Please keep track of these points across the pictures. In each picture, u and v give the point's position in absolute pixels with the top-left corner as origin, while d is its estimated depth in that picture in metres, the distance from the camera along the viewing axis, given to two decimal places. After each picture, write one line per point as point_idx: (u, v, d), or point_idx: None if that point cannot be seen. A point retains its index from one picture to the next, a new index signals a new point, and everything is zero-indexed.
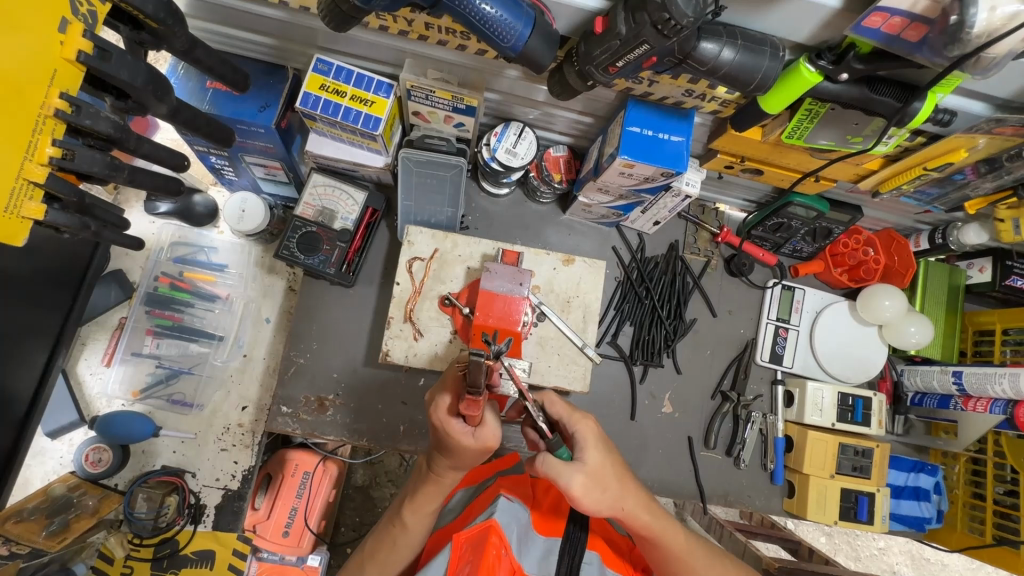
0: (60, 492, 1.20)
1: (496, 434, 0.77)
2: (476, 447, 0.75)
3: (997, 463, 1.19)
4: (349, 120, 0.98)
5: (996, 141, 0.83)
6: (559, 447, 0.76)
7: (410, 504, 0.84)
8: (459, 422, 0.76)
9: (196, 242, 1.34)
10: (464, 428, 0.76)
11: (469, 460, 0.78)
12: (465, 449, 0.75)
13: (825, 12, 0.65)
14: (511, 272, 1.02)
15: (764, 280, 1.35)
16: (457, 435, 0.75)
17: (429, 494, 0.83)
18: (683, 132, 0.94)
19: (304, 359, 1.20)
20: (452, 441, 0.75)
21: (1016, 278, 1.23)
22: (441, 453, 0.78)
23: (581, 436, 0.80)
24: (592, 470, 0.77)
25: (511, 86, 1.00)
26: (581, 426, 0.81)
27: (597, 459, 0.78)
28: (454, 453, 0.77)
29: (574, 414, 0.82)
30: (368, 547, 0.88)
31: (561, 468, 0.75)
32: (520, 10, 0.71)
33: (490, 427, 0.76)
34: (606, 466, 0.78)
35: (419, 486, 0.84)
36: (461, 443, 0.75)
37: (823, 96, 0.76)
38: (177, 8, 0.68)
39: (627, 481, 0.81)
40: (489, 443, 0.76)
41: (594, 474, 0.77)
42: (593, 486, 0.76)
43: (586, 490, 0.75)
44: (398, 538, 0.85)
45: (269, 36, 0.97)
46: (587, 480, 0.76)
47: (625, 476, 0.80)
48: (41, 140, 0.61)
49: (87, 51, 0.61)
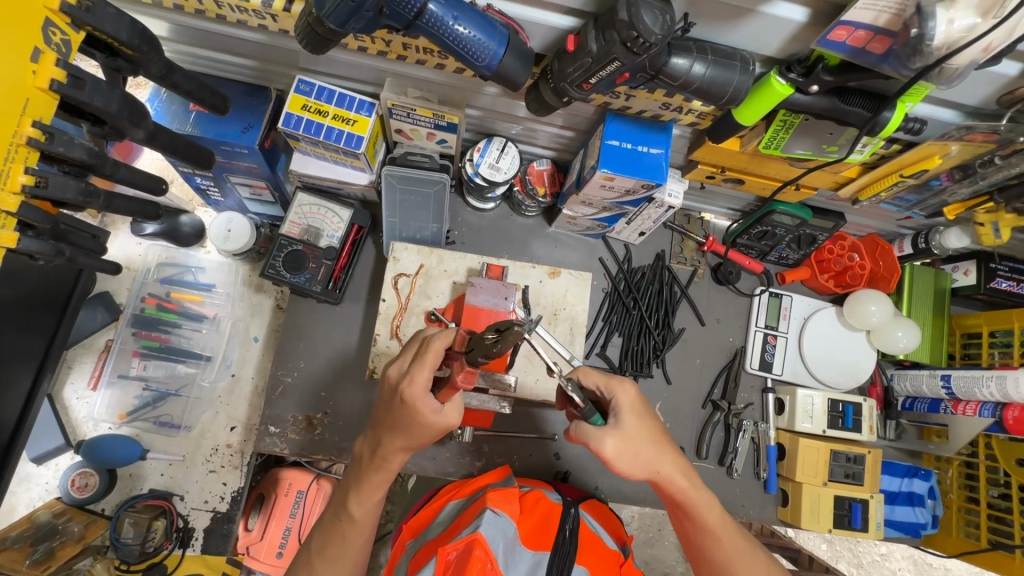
0: (44, 520, 1.18)
1: (458, 416, 0.78)
2: (439, 424, 0.75)
3: (990, 466, 1.19)
4: (331, 139, 0.98)
5: (969, 148, 0.84)
6: (592, 415, 0.77)
7: (356, 496, 0.82)
8: (430, 397, 0.75)
9: (183, 262, 1.34)
10: (433, 404, 0.75)
11: (422, 439, 0.77)
12: (429, 425, 0.75)
13: (793, 25, 0.67)
14: (495, 287, 1.01)
15: (752, 288, 1.35)
16: (425, 411, 0.74)
17: (375, 483, 0.81)
18: (662, 145, 0.94)
19: (291, 378, 1.19)
20: (417, 415, 0.74)
21: (1001, 281, 1.23)
22: (397, 431, 0.77)
23: (617, 403, 0.79)
24: (628, 435, 0.77)
25: (492, 103, 1.01)
26: (617, 393, 0.79)
27: (632, 424, 0.78)
28: (413, 430, 0.75)
29: (611, 380, 0.80)
30: (318, 535, 0.85)
31: (594, 433, 0.76)
32: (493, 29, 0.72)
33: (456, 404, 0.77)
34: (640, 430, 0.78)
35: (363, 477, 0.82)
36: (427, 419, 0.75)
37: (796, 107, 0.77)
38: (153, 35, 0.69)
39: (664, 444, 0.81)
40: (452, 422, 0.77)
41: (629, 439, 0.77)
42: (626, 450, 0.77)
43: (620, 454, 0.77)
44: (347, 531, 0.83)
45: (251, 59, 0.98)
46: (622, 444, 0.76)
47: (662, 441, 0.80)
48: (13, 169, 0.61)
49: (60, 79, 0.62)
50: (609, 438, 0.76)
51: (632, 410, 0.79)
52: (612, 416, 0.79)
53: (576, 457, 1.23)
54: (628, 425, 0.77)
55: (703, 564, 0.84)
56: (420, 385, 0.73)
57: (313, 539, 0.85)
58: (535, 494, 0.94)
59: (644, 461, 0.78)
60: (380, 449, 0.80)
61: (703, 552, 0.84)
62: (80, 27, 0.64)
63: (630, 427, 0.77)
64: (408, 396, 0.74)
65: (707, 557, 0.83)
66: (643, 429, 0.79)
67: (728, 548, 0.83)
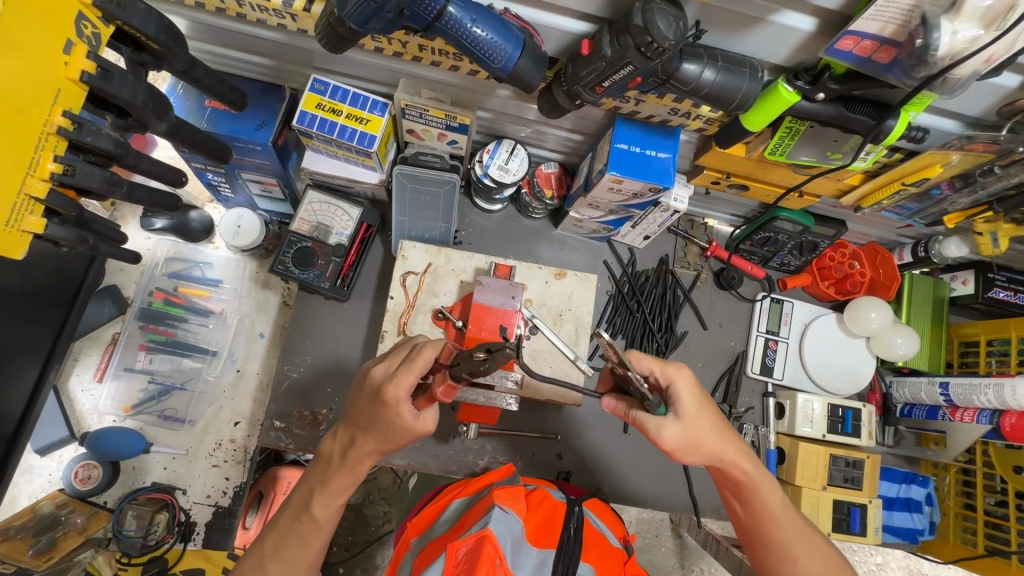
0: (48, 510, 1.18)
1: (433, 425, 0.78)
2: (416, 431, 0.75)
3: (987, 473, 1.20)
4: (344, 137, 1.00)
5: (970, 157, 0.86)
6: (657, 406, 0.71)
7: (320, 496, 0.79)
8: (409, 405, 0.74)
9: (192, 258, 1.36)
10: (411, 412, 0.75)
11: (394, 441, 0.77)
12: (403, 430, 0.75)
13: (800, 35, 0.69)
14: (503, 286, 1.02)
15: (754, 294, 1.37)
16: (404, 415, 0.74)
17: (342, 483, 0.80)
18: (670, 149, 0.96)
19: (297, 373, 1.21)
20: (395, 417, 0.74)
21: (998, 290, 1.25)
22: (371, 433, 0.77)
23: (676, 389, 0.75)
24: (689, 423, 0.75)
25: (503, 105, 1.03)
26: (675, 378, 0.76)
27: (693, 412, 0.75)
28: (390, 431, 0.75)
29: (668, 366, 0.76)
30: (279, 525, 0.81)
31: (651, 423, 0.74)
32: (509, 33, 0.74)
33: (432, 412, 0.78)
34: (702, 417, 0.76)
35: (332, 475, 0.80)
36: (403, 425, 0.74)
37: (802, 115, 0.79)
38: (178, 31, 0.71)
39: (727, 432, 0.79)
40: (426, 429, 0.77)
41: (688, 428, 0.75)
42: (688, 440, 0.75)
43: (679, 444, 0.76)
44: (307, 533, 0.79)
45: (267, 57, 1.00)
46: (681, 436, 0.75)
47: (722, 427, 0.78)
48: (42, 157, 0.64)
49: (90, 71, 0.64)
50: (670, 428, 0.74)
51: (693, 397, 0.76)
52: (672, 404, 0.75)
53: (578, 458, 1.24)
54: (689, 410, 0.75)
55: (762, 549, 0.83)
56: (401, 393, 0.73)
57: (273, 525, 0.82)
58: (540, 493, 0.95)
59: (710, 444, 0.77)
60: (354, 441, 0.79)
61: (761, 537, 0.83)
62: (110, 21, 0.66)
63: (690, 413, 0.75)
64: (388, 401, 0.73)
65: (765, 543, 0.82)
66: (704, 417, 0.76)
67: (787, 532, 0.81)
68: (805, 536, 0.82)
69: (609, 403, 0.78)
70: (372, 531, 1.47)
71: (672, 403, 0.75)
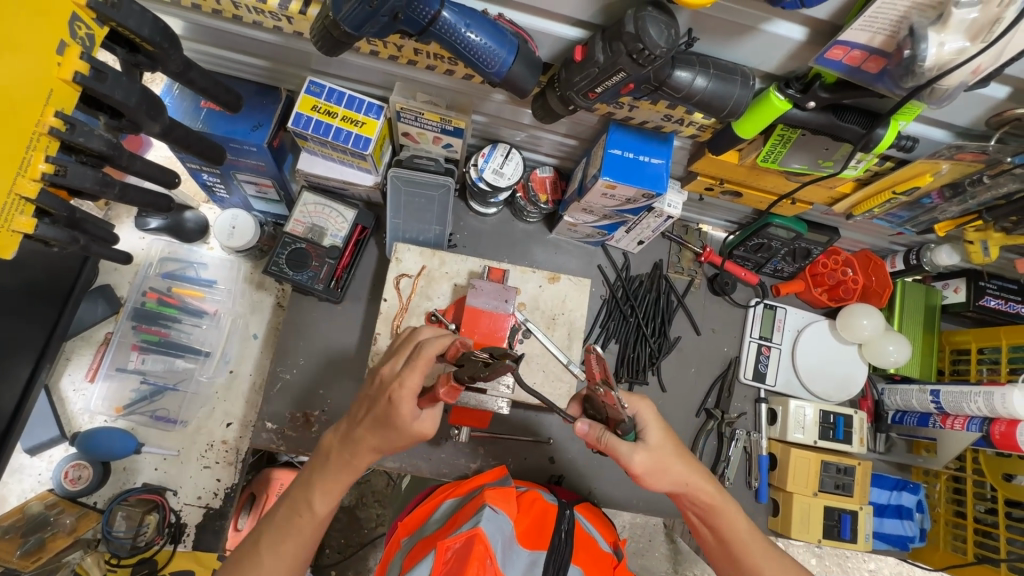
0: (36, 511, 1.18)
1: (433, 425, 0.80)
2: (414, 431, 0.77)
3: (977, 481, 1.21)
4: (339, 140, 1.00)
5: (959, 167, 0.87)
6: (628, 431, 0.79)
7: (320, 487, 0.80)
8: (411, 405, 0.76)
9: (186, 258, 1.35)
10: (413, 412, 0.76)
11: (393, 443, 0.78)
12: (401, 427, 0.76)
13: (791, 44, 0.70)
14: (497, 289, 1.02)
15: (747, 299, 1.38)
16: (404, 414, 0.75)
17: (341, 478, 0.80)
18: (663, 156, 0.97)
19: (290, 375, 1.20)
20: (396, 416, 0.75)
21: (989, 299, 1.26)
22: (374, 430, 0.78)
23: (640, 418, 0.82)
24: (655, 451, 0.81)
25: (498, 110, 1.04)
26: (639, 408, 0.83)
27: (659, 438, 0.82)
28: (391, 432, 0.77)
29: (631, 396, 0.83)
30: (277, 520, 0.80)
31: (624, 448, 0.79)
32: (503, 38, 0.74)
33: (428, 418, 0.79)
34: (669, 445, 0.83)
35: (336, 468, 0.80)
36: (401, 420, 0.76)
37: (793, 122, 0.79)
38: (173, 32, 0.71)
39: (690, 458, 0.85)
40: (424, 432, 0.78)
41: (655, 453, 0.81)
42: (656, 465, 0.81)
43: (649, 469, 0.81)
44: (305, 526, 0.79)
45: (263, 59, 1.00)
46: (650, 460, 0.81)
47: (685, 453, 0.84)
48: (34, 157, 0.64)
49: (83, 72, 0.64)
50: (640, 452, 0.80)
51: (658, 425, 0.83)
52: (638, 430, 0.82)
53: (571, 462, 1.24)
54: (654, 436, 0.82)
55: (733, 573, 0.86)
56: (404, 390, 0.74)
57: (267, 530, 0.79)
58: (532, 494, 0.96)
59: (674, 472, 0.83)
60: (354, 434, 0.79)
61: (734, 563, 0.86)
62: (104, 22, 0.66)
63: (657, 443, 0.81)
64: (396, 414, 0.75)
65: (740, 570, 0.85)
66: (668, 444, 0.83)
67: (756, 555, 0.84)
68: (775, 559, 0.85)
69: (581, 428, 0.82)
70: (365, 534, 1.47)
71: (639, 431, 0.82)
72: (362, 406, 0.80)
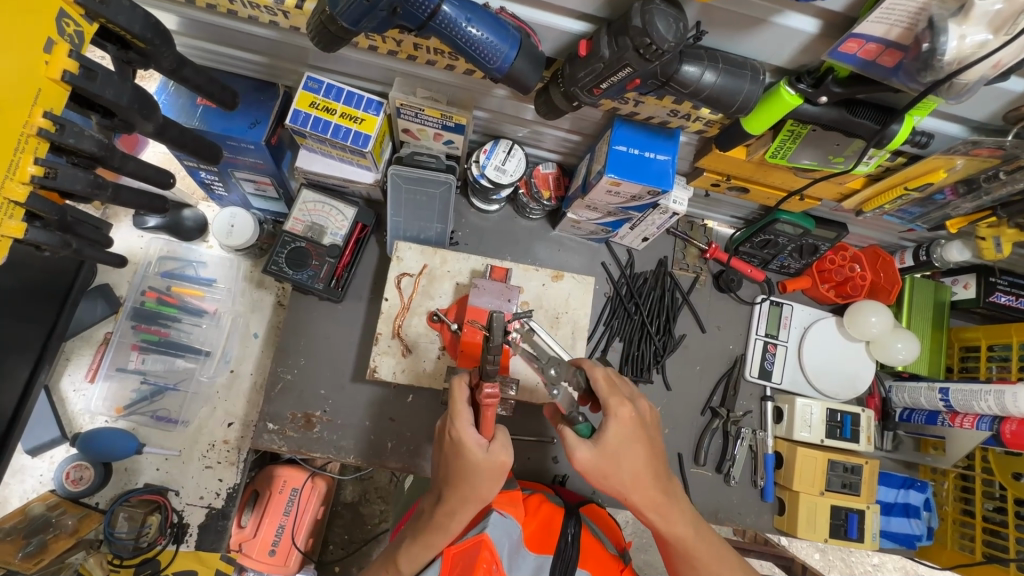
0: (38, 512, 1.17)
1: (511, 452, 0.77)
2: (489, 462, 0.75)
3: (986, 479, 1.19)
4: (338, 137, 0.98)
5: (974, 162, 0.85)
6: (577, 423, 0.81)
7: (405, 553, 0.82)
8: (474, 434, 0.76)
9: (185, 256, 1.32)
10: (479, 442, 0.76)
11: (482, 487, 0.77)
12: (476, 464, 0.75)
13: (804, 37, 0.68)
14: (499, 288, 1.00)
15: (753, 296, 1.36)
16: (472, 447, 0.75)
17: (429, 541, 0.80)
18: (668, 151, 0.95)
19: (291, 375, 1.19)
20: (465, 455, 0.75)
21: (1000, 295, 1.24)
22: (458, 482, 0.76)
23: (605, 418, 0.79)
24: (604, 452, 0.77)
25: (500, 105, 1.02)
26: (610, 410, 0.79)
27: (614, 440, 0.78)
28: (470, 472, 0.75)
29: (610, 396, 0.80)
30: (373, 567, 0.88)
31: (573, 441, 0.77)
32: (505, 32, 0.72)
33: (502, 442, 0.77)
34: (620, 448, 0.78)
35: (421, 533, 0.81)
36: (473, 456, 0.75)
37: (804, 118, 0.77)
38: (165, 28, 0.69)
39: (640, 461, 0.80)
40: (502, 463, 0.76)
41: (605, 453, 0.77)
42: (600, 466, 0.77)
43: (593, 467, 0.78)
44: None
45: (258, 54, 0.98)
46: (595, 460, 0.77)
47: (637, 458, 0.79)
48: (23, 159, 0.62)
49: (72, 70, 0.62)
50: (584, 448, 0.77)
51: (616, 427, 0.78)
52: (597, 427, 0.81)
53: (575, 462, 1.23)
54: (607, 440, 0.77)
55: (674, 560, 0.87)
56: (458, 425, 0.76)
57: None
58: (538, 497, 0.94)
59: (619, 476, 0.79)
60: (444, 503, 0.79)
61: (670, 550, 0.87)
62: (93, 19, 0.65)
63: (611, 442, 0.77)
64: (467, 458, 0.75)
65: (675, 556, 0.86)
66: (622, 447, 0.78)
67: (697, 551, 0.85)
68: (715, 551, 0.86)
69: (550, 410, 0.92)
70: (368, 529, 1.48)
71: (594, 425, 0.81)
72: (445, 472, 0.79)
